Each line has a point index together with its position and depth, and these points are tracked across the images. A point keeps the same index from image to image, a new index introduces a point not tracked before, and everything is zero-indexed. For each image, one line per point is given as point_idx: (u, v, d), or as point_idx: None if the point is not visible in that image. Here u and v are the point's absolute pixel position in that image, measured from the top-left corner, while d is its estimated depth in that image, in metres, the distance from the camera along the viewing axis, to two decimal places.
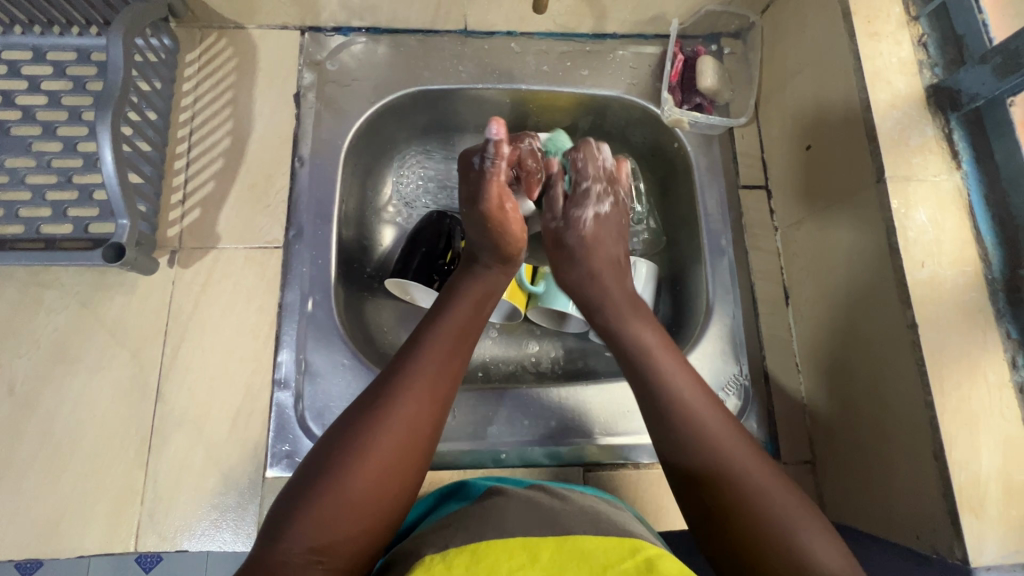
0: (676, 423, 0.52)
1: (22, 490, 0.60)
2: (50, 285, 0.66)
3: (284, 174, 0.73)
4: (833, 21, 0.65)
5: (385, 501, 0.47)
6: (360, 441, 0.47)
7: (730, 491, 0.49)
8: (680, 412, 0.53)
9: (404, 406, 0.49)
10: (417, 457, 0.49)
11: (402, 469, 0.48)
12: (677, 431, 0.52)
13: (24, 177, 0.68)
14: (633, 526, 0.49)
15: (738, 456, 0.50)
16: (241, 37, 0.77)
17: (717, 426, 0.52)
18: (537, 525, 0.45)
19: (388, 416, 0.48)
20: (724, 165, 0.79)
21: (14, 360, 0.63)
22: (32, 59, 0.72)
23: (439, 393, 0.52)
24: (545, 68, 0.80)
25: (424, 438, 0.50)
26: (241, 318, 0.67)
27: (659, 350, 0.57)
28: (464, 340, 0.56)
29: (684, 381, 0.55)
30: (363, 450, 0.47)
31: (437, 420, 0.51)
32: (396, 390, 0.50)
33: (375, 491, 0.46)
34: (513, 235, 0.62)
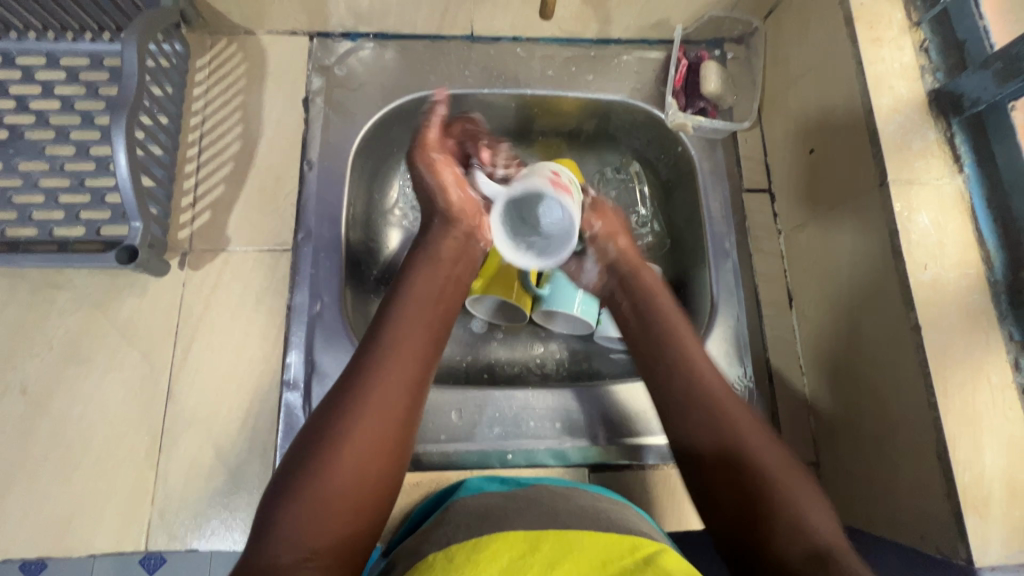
0: (700, 392, 0.56)
1: (34, 489, 0.61)
2: (62, 287, 0.67)
3: (293, 177, 0.74)
4: (835, 26, 0.66)
5: (370, 484, 0.48)
6: (337, 432, 0.48)
7: (748, 466, 0.51)
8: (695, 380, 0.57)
9: (375, 391, 0.50)
10: (395, 436, 0.50)
11: (386, 447, 0.49)
12: (696, 400, 0.56)
13: (38, 180, 0.69)
14: (630, 522, 0.49)
15: (752, 432, 0.54)
16: (251, 43, 0.78)
17: (739, 410, 0.55)
18: (536, 520, 0.46)
19: (362, 406, 0.49)
20: (728, 169, 0.80)
21: (28, 360, 0.64)
22: (46, 65, 0.73)
23: (414, 368, 0.53)
24: (550, 73, 0.81)
25: (404, 415, 0.51)
26: (250, 319, 0.68)
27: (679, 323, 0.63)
28: (435, 321, 0.57)
29: (706, 365, 0.59)
30: (345, 433, 0.48)
31: (412, 398, 0.52)
32: (367, 376, 0.51)
33: (360, 473, 0.47)
34: (438, 188, 0.68)
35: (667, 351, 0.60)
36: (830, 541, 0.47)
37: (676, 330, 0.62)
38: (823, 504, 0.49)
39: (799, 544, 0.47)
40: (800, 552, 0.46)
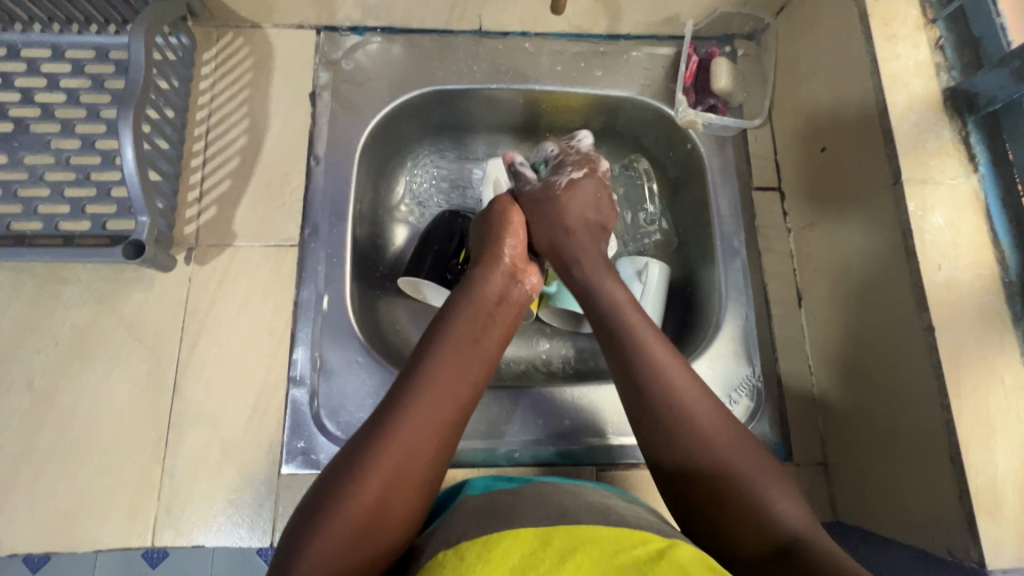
0: (665, 408, 0.52)
1: (40, 484, 0.60)
2: (68, 282, 0.66)
3: (300, 173, 0.73)
4: (850, 22, 0.65)
5: (394, 516, 0.45)
6: (368, 456, 0.46)
7: (725, 482, 0.49)
8: (657, 377, 0.53)
9: (411, 415, 0.48)
10: (425, 470, 0.47)
11: (415, 486, 0.47)
12: (663, 419, 0.52)
13: (43, 174, 0.69)
14: (641, 518, 0.49)
15: (708, 420, 0.51)
16: (257, 36, 0.77)
17: (697, 401, 0.52)
18: (547, 518, 0.45)
19: (397, 429, 0.47)
20: (738, 167, 0.79)
21: (33, 355, 0.64)
22: (51, 57, 0.73)
23: (451, 410, 0.51)
24: (559, 69, 0.80)
25: (436, 456, 0.48)
26: (256, 315, 0.68)
27: (641, 321, 0.58)
28: (476, 353, 0.56)
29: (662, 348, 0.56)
30: (377, 465, 0.45)
31: (449, 437, 0.50)
32: (405, 401, 0.49)
33: (387, 508, 0.45)
34: (509, 218, 0.67)
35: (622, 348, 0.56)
36: (798, 532, 0.46)
37: (637, 328, 0.57)
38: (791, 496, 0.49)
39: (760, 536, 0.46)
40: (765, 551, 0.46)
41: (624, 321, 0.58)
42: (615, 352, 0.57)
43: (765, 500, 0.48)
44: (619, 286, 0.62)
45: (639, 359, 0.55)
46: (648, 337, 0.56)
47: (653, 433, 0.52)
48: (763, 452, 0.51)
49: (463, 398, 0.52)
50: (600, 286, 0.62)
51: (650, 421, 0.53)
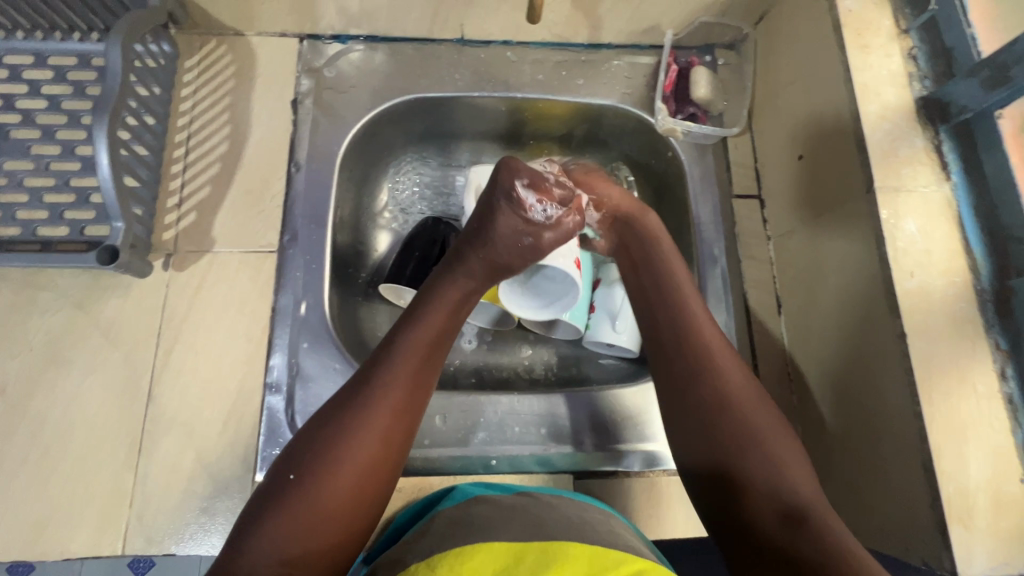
0: (699, 367, 0.57)
1: (9, 491, 0.60)
2: (44, 287, 0.66)
3: (280, 180, 0.73)
4: (825, 31, 0.66)
5: (356, 502, 0.48)
6: (332, 446, 0.48)
7: (744, 439, 0.53)
8: (698, 343, 0.58)
9: (375, 409, 0.50)
10: (387, 459, 0.50)
11: (375, 474, 0.49)
12: (698, 375, 0.57)
13: (23, 179, 0.69)
14: (616, 534, 0.48)
15: (753, 405, 0.55)
16: (240, 44, 0.77)
17: (728, 362, 0.57)
18: (524, 530, 0.45)
19: (362, 419, 0.50)
20: (718, 175, 0.79)
21: (7, 361, 0.63)
22: (33, 64, 0.73)
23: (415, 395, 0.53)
24: (540, 77, 0.81)
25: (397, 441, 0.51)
26: (234, 321, 0.67)
27: (686, 280, 0.63)
28: (437, 335, 0.57)
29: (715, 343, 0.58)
30: (343, 455, 0.48)
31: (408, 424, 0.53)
32: (370, 392, 0.51)
33: (357, 493, 0.48)
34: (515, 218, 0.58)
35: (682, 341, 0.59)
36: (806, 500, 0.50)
37: (682, 291, 0.61)
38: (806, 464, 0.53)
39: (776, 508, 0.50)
40: (777, 518, 0.50)
41: (680, 303, 0.61)
42: (668, 336, 0.59)
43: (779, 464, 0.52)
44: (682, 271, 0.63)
45: (684, 325, 0.59)
46: (694, 304, 0.61)
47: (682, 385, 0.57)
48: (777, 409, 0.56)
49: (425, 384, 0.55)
50: (661, 268, 0.63)
51: (699, 399, 0.56)
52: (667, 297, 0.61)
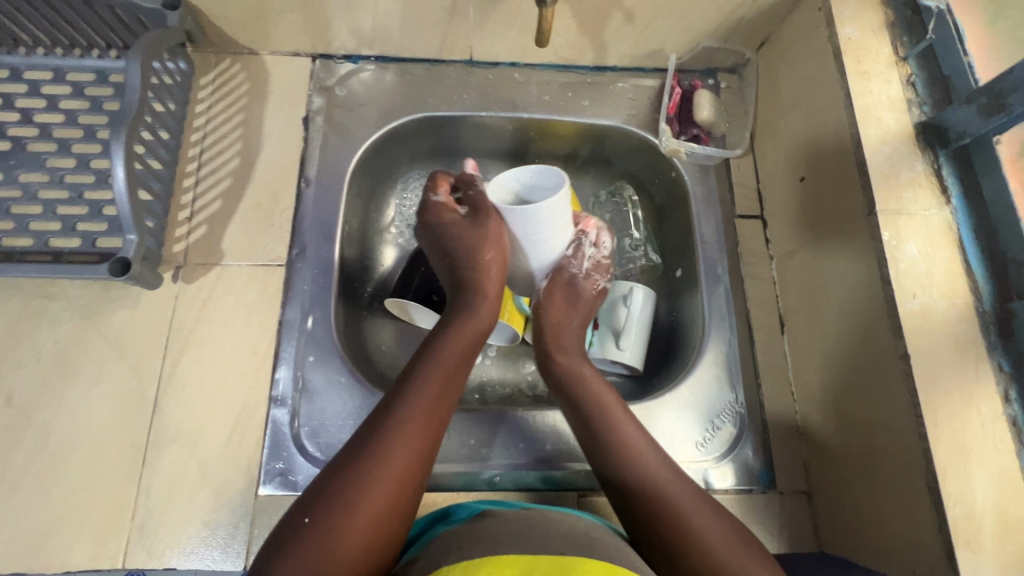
0: (642, 479, 0.56)
1: (11, 502, 0.59)
2: (54, 297, 0.67)
3: (289, 195, 0.74)
4: (825, 57, 0.68)
5: (366, 545, 0.47)
6: (341, 496, 0.49)
7: (701, 545, 0.51)
8: (634, 455, 0.57)
9: (384, 454, 0.51)
10: (398, 502, 0.50)
11: (383, 515, 0.49)
12: (639, 484, 0.56)
13: (38, 191, 0.70)
14: (622, 552, 0.48)
15: (697, 506, 0.54)
16: (255, 63, 0.79)
17: (663, 470, 0.57)
18: (532, 543, 0.45)
19: (370, 465, 0.50)
20: (721, 195, 0.80)
21: (14, 370, 0.64)
22: (52, 79, 0.75)
23: (424, 437, 0.54)
24: (547, 98, 0.83)
25: (404, 483, 0.51)
26: (240, 334, 0.68)
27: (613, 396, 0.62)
28: (449, 385, 0.58)
29: (630, 422, 0.60)
30: (362, 497, 0.49)
31: (419, 466, 0.53)
32: (377, 440, 0.52)
33: (370, 542, 0.48)
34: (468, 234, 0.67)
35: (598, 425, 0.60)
36: None
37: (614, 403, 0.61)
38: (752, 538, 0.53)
39: None
40: None
41: (612, 412, 0.60)
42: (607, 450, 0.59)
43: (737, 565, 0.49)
44: (597, 381, 0.64)
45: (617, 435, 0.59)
46: (624, 416, 0.60)
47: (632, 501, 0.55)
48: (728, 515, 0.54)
49: (433, 428, 0.55)
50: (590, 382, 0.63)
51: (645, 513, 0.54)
52: (601, 412, 0.61)
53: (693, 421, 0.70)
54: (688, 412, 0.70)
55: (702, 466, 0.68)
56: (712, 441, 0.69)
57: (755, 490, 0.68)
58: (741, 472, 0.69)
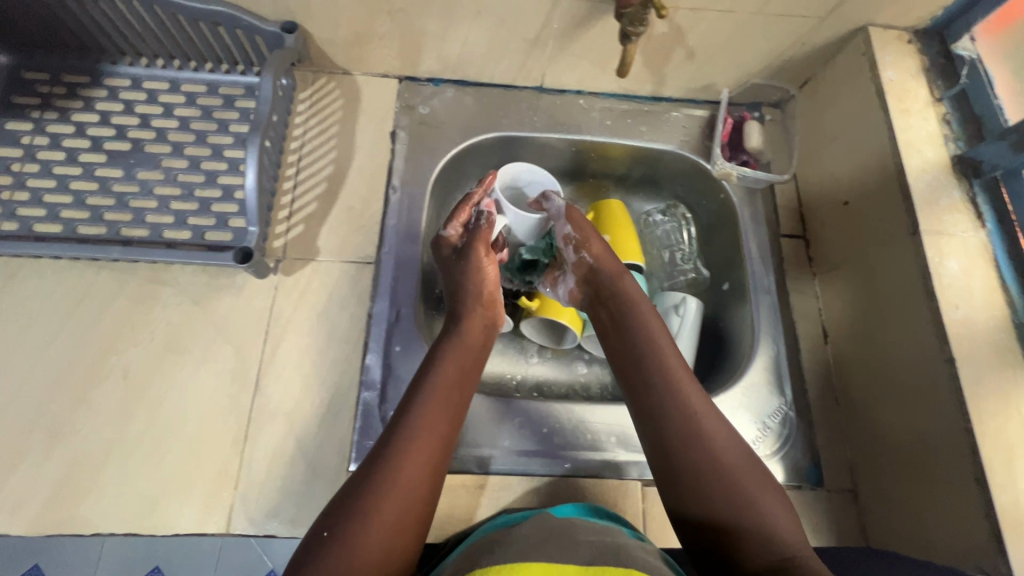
0: (682, 420, 0.61)
1: (126, 469, 0.64)
2: (167, 283, 0.73)
3: (378, 201, 0.82)
4: (868, 95, 0.76)
5: (393, 538, 0.51)
6: (367, 499, 0.52)
7: (731, 490, 0.57)
8: (675, 394, 0.63)
9: (403, 462, 0.55)
10: (413, 502, 0.54)
11: (402, 513, 0.53)
12: (680, 424, 0.61)
13: (153, 188, 0.77)
14: (649, 559, 0.51)
15: (725, 448, 0.59)
16: (348, 82, 0.88)
17: (704, 408, 0.62)
18: (554, 553, 0.48)
19: (394, 470, 0.54)
20: (767, 216, 0.88)
21: (131, 348, 0.70)
22: (168, 90, 0.83)
23: (434, 443, 0.58)
24: (608, 123, 0.91)
25: (419, 485, 0.55)
26: (334, 324, 0.74)
27: (662, 339, 0.68)
28: (455, 394, 0.63)
29: (676, 360, 0.66)
30: (394, 475, 0.54)
31: (433, 470, 0.57)
32: (396, 448, 0.56)
33: (392, 540, 0.51)
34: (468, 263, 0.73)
35: (638, 359, 0.67)
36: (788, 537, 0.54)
37: (658, 346, 0.67)
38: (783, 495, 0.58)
39: (763, 551, 0.53)
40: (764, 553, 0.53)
41: (657, 352, 0.67)
42: (647, 389, 0.65)
43: (758, 507, 0.56)
44: (659, 327, 0.70)
45: (661, 380, 0.64)
46: (671, 355, 0.67)
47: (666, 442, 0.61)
48: (754, 460, 0.60)
49: (440, 435, 0.59)
50: (636, 328, 0.69)
51: (683, 453, 0.60)
52: (647, 354, 0.67)
53: (746, 419, 0.75)
54: (741, 411, 0.76)
55: None
56: (764, 439, 0.74)
57: (805, 486, 0.73)
58: (791, 469, 0.74)
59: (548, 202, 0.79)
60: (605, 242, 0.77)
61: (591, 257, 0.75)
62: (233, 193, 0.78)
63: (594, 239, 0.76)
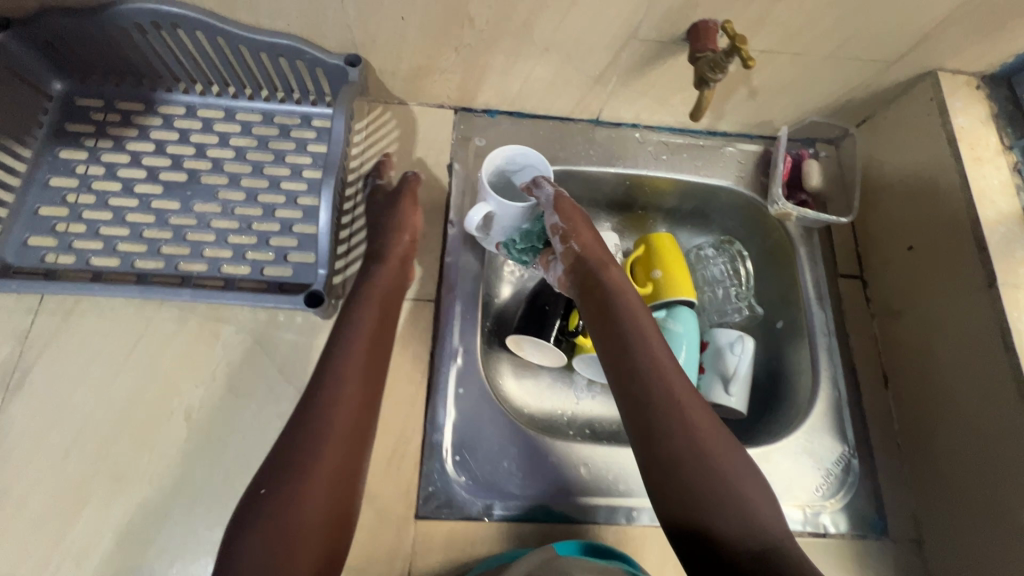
0: (668, 406, 0.59)
1: (190, 516, 0.63)
2: (228, 321, 0.72)
3: (436, 236, 0.81)
4: (937, 141, 0.75)
5: (325, 502, 0.52)
6: (299, 466, 0.52)
7: (714, 479, 0.56)
8: (661, 380, 0.61)
9: (328, 426, 0.55)
10: (341, 461, 0.54)
11: (331, 475, 0.53)
12: (663, 409, 0.59)
13: (211, 221, 0.76)
14: None
15: (710, 436, 0.58)
16: (404, 112, 0.86)
17: (687, 396, 0.60)
18: None
19: (321, 434, 0.54)
20: (824, 255, 0.87)
21: (193, 388, 0.68)
22: (224, 119, 0.82)
23: (357, 405, 0.57)
24: (664, 157, 0.90)
25: (344, 446, 0.55)
26: (396, 364, 0.73)
27: (648, 325, 0.66)
28: (375, 351, 0.62)
29: (658, 343, 0.64)
30: (318, 437, 0.54)
31: (357, 432, 0.56)
32: (320, 413, 0.56)
33: (325, 503, 0.52)
34: (395, 215, 0.75)
35: (626, 343, 0.65)
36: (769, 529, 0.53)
37: (643, 331, 0.65)
38: (766, 484, 0.57)
39: (746, 542, 0.53)
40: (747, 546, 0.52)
41: (643, 334, 0.65)
42: (633, 375, 0.62)
43: (742, 498, 0.55)
44: (644, 313, 0.67)
45: (647, 366, 0.62)
46: (655, 342, 0.64)
47: (650, 428, 0.59)
48: (736, 449, 0.59)
49: (363, 395, 0.58)
50: (623, 312, 0.67)
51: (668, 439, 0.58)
52: (634, 339, 0.64)
53: (810, 465, 0.75)
54: (805, 457, 0.75)
55: (819, 508, 0.73)
56: (828, 487, 0.74)
57: (869, 536, 0.73)
58: (854, 518, 0.73)
59: (539, 188, 0.74)
60: (595, 232, 0.75)
61: (581, 248, 0.72)
62: (292, 227, 0.77)
63: (584, 231, 0.73)
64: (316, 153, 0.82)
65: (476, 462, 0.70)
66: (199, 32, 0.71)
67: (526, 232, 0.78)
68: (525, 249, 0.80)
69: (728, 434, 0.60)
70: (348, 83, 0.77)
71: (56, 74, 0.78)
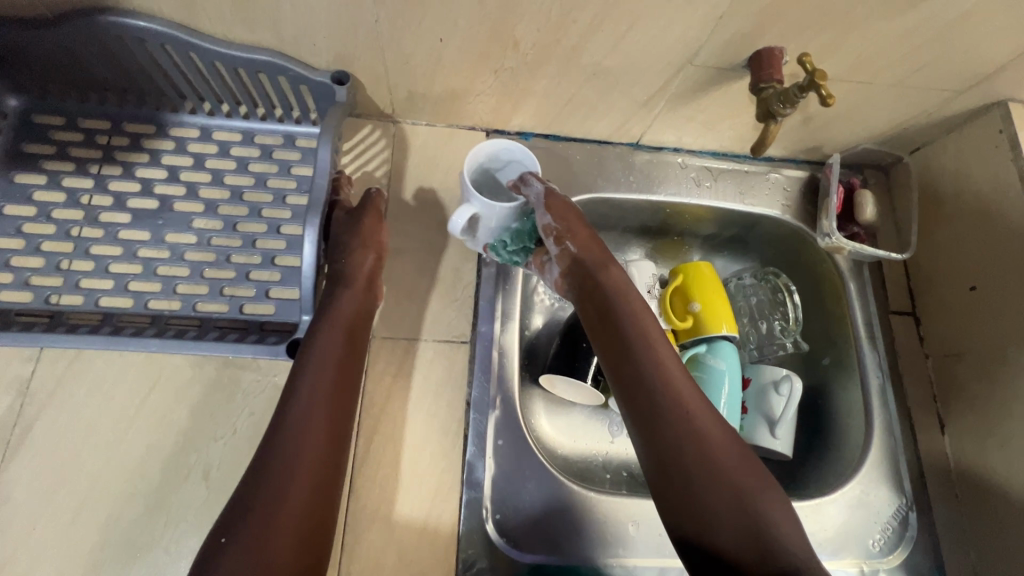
0: (671, 411, 0.55)
1: None
2: (248, 368, 0.66)
3: (470, 271, 0.75)
4: (1006, 177, 0.71)
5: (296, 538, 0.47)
6: (266, 500, 0.48)
7: (725, 490, 0.51)
8: (665, 384, 0.57)
9: (296, 457, 0.50)
10: (310, 494, 0.50)
11: (299, 510, 0.48)
12: (666, 415, 0.55)
13: (228, 255, 0.70)
14: None
15: (718, 443, 0.54)
16: (433, 135, 0.81)
17: (692, 399, 0.56)
18: None
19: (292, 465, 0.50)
20: (875, 290, 0.83)
21: (211, 444, 0.63)
22: (240, 142, 0.76)
23: (326, 433, 0.53)
24: (707, 185, 0.85)
25: (316, 477, 0.50)
26: (430, 413, 0.68)
27: (650, 325, 0.62)
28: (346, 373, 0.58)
29: (661, 344, 0.60)
30: (287, 467, 0.50)
31: (325, 462, 0.52)
32: (285, 441, 0.51)
33: (296, 540, 0.47)
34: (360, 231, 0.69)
35: (627, 345, 0.61)
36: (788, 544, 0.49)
37: (645, 332, 0.61)
38: (784, 495, 0.52)
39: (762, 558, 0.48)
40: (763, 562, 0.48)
41: (644, 335, 0.61)
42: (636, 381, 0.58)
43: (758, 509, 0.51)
44: (646, 312, 0.63)
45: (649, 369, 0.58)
46: (658, 343, 0.60)
47: (654, 436, 0.55)
48: (747, 456, 0.54)
49: (332, 423, 0.54)
50: (621, 311, 0.63)
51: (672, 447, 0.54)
52: (635, 342, 0.60)
53: (867, 519, 0.71)
54: (861, 510, 0.71)
55: (875, 565, 0.69)
56: (884, 542, 0.70)
57: None
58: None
59: (527, 185, 0.66)
60: (590, 227, 0.69)
61: (574, 244, 0.67)
62: (273, 259, 0.70)
63: (576, 225, 0.67)
64: (301, 177, 0.75)
65: (521, 522, 0.65)
66: (193, 53, 0.64)
67: (517, 231, 0.69)
68: (517, 250, 0.72)
69: (739, 440, 0.56)
70: (335, 103, 0.71)
71: (30, 89, 0.71)
